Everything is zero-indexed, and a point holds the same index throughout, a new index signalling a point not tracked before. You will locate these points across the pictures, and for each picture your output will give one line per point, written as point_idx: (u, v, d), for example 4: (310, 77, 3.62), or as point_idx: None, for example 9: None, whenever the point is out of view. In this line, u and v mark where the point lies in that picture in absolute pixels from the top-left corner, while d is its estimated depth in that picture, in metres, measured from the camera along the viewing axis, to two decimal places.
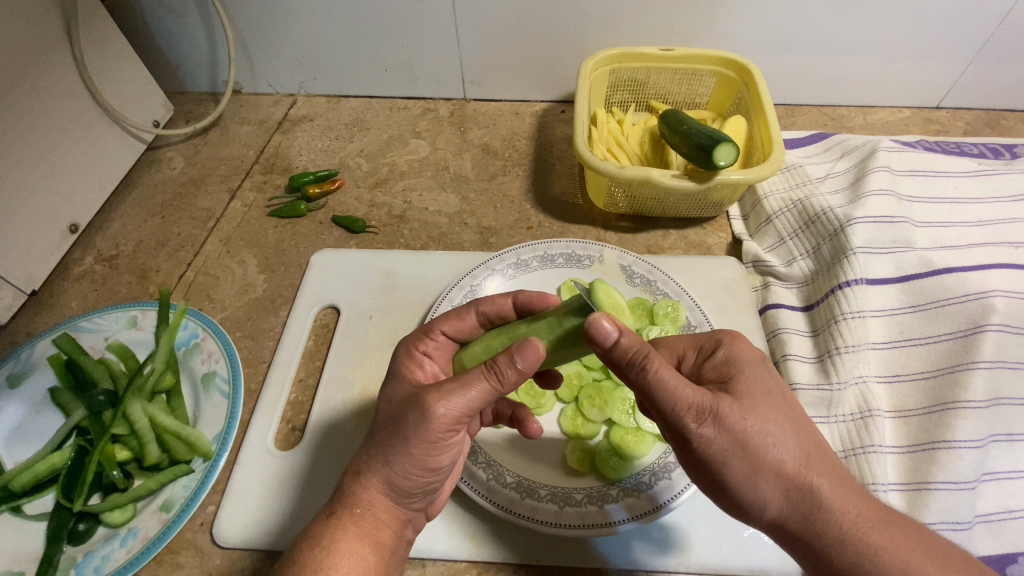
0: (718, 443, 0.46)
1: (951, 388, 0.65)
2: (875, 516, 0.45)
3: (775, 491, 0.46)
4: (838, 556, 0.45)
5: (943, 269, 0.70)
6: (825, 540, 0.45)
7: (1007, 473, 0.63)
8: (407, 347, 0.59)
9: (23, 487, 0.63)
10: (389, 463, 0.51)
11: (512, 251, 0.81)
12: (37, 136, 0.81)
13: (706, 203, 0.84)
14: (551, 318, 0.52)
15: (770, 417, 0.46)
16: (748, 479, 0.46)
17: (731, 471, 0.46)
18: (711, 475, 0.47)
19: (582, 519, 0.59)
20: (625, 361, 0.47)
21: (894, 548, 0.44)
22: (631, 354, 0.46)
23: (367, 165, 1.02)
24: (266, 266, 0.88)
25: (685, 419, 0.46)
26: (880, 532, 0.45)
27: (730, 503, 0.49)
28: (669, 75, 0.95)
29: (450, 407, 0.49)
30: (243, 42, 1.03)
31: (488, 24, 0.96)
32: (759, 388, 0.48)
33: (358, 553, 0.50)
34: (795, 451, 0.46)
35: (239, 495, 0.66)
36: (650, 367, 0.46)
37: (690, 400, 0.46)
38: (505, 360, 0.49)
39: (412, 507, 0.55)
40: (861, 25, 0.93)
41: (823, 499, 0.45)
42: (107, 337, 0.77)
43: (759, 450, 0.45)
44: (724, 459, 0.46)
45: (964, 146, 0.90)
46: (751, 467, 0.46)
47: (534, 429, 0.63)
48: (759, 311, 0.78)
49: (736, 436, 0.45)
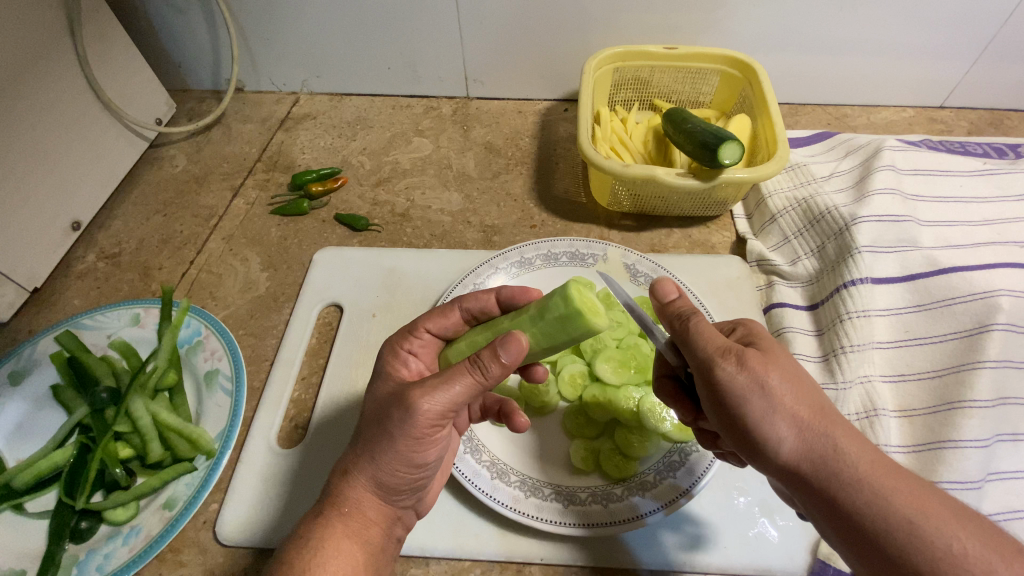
0: (740, 380, 0.46)
1: (957, 388, 0.64)
2: (890, 464, 0.44)
3: (790, 431, 0.45)
4: (851, 499, 0.43)
5: (948, 268, 0.70)
6: (838, 483, 0.43)
7: (1014, 472, 0.62)
8: (391, 347, 0.59)
9: (25, 485, 0.63)
10: (375, 461, 0.51)
11: (515, 250, 0.81)
12: (40, 133, 0.81)
13: (710, 202, 0.84)
14: (532, 311, 0.53)
15: (784, 366, 0.47)
16: (763, 416, 0.45)
17: (745, 408, 0.46)
18: (728, 415, 0.47)
19: (585, 518, 0.59)
20: (673, 314, 0.52)
21: (909, 495, 0.42)
22: (682, 309, 0.52)
23: (370, 163, 1.02)
24: (269, 264, 0.88)
25: (714, 356, 0.47)
26: (896, 478, 0.43)
27: (743, 446, 0.48)
28: (673, 74, 0.95)
29: (435, 403, 0.49)
30: (246, 40, 1.03)
31: (491, 22, 0.96)
32: (775, 345, 0.49)
33: (345, 553, 0.49)
34: (808, 396, 0.46)
35: (242, 493, 0.66)
36: (694, 316, 0.50)
37: (721, 342, 0.48)
38: (488, 355, 0.49)
39: (400, 505, 0.55)
40: (865, 24, 0.92)
41: (837, 443, 0.44)
42: (110, 334, 0.77)
43: (773, 390, 0.45)
44: (741, 395, 0.46)
45: (969, 146, 0.90)
46: (766, 405, 0.45)
47: (522, 422, 0.62)
48: (763, 310, 0.78)
49: (755, 376, 0.46)
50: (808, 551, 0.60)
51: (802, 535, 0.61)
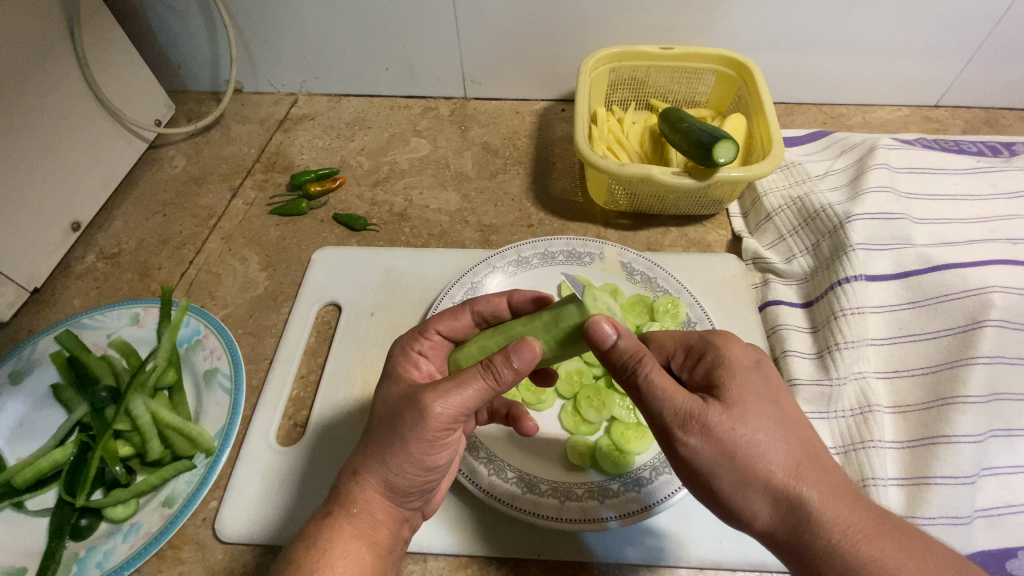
0: (706, 453, 0.46)
1: (950, 383, 0.65)
2: (864, 525, 0.44)
3: (762, 500, 0.46)
4: (828, 569, 0.44)
5: (942, 265, 0.70)
6: (815, 553, 0.44)
7: (1006, 467, 0.63)
8: (402, 347, 0.60)
9: (25, 483, 0.64)
10: (386, 462, 0.51)
11: (513, 248, 0.81)
12: (40, 134, 0.81)
13: (706, 200, 0.85)
14: (546, 317, 0.52)
15: (757, 425, 0.46)
16: (736, 489, 0.46)
17: (719, 480, 0.47)
18: (700, 483, 0.48)
19: (582, 514, 0.59)
20: (620, 363, 0.49)
21: (884, 561, 0.43)
22: (628, 355, 0.48)
23: (368, 163, 1.02)
24: (268, 264, 0.88)
25: (672, 426, 0.47)
26: (870, 544, 0.44)
27: (721, 512, 0.49)
28: (669, 73, 0.95)
29: (447, 406, 0.49)
30: (245, 41, 1.04)
31: (488, 23, 0.97)
32: (749, 395, 0.48)
33: (354, 553, 0.50)
34: (783, 459, 0.46)
35: (241, 490, 0.66)
36: (643, 370, 0.48)
37: (677, 408, 0.47)
38: (501, 359, 0.50)
39: (409, 506, 0.55)
40: (860, 24, 0.93)
41: (812, 511, 0.45)
42: (109, 334, 0.77)
43: (746, 459, 0.46)
44: (710, 468, 0.47)
45: (963, 144, 0.90)
46: (739, 478, 0.46)
47: (529, 426, 0.63)
48: (758, 308, 0.79)
49: (722, 444, 0.46)
50: None
51: None
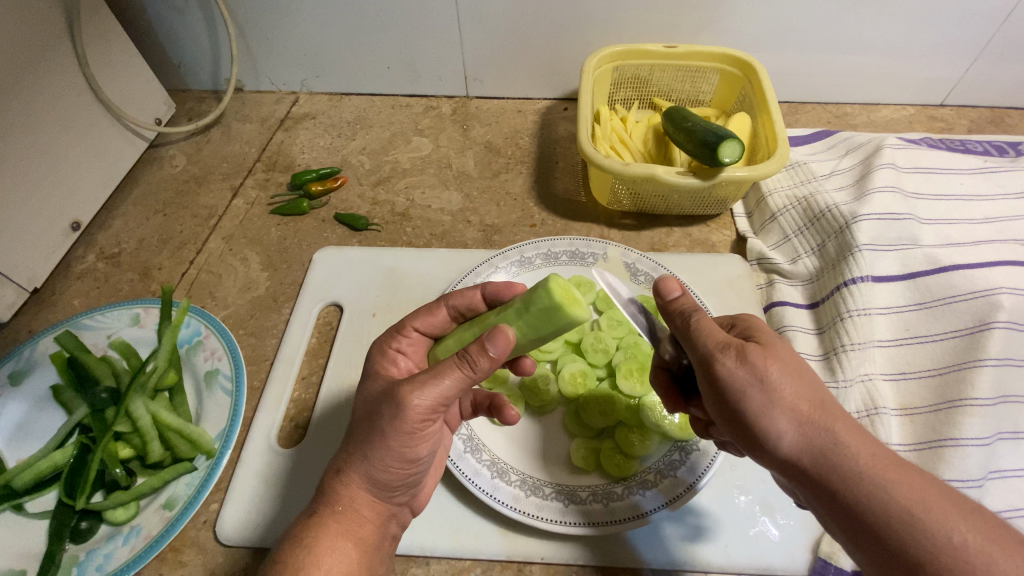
0: (740, 373, 0.46)
1: (958, 385, 0.64)
2: (890, 457, 0.43)
3: (790, 425, 0.45)
4: (855, 493, 0.43)
5: (949, 266, 0.70)
6: (842, 478, 0.43)
7: (1015, 470, 0.62)
8: (379, 347, 0.59)
9: (25, 485, 0.63)
10: (368, 458, 0.51)
11: (515, 249, 0.80)
12: (39, 133, 0.80)
13: (710, 200, 0.84)
14: (517, 304, 0.52)
15: (784, 359, 0.47)
16: (764, 410, 0.46)
17: (747, 403, 0.46)
18: (730, 411, 0.47)
19: (586, 517, 0.59)
20: (675, 311, 0.52)
21: (912, 487, 0.42)
22: (683, 306, 0.52)
23: (370, 162, 1.02)
24: (269, 264, 0.88)
25: (714, 350, 0.48)
26: (897, 471, 0.42)
27: (746, 439, 0.48)
28: (672, 72, 0.94)
29: (425, 397, 0.49)
30: (246, 39, 1.03)
31: (491, 21, 0.96)
32: (781, 340, 0.49)
33: (340, 552, 0.49)
34: (811, 390, 0.46)
35: (242, 492, 0.66)
36: (695, 315, 0.50)
37: (721, 337, 0.48)
38: (476, 349, 0.49)
39: (394, 501, 0.55)
40: (865, 22, 0.92)
41: (840, 435, 0.44)
42: (109, 334, 0.77)
43: (774, 384, 0.45)
44: (742, 390, 0.46)
45: (969, 144, 0.89)
46: (767, 400, 0.45)
47: (511, 414, 0.62)
48: (764, 309, 0.78)
49: (754, 367, 0.46)
50: (808, 549, 0.60)
51: (803, 534, 0.61)
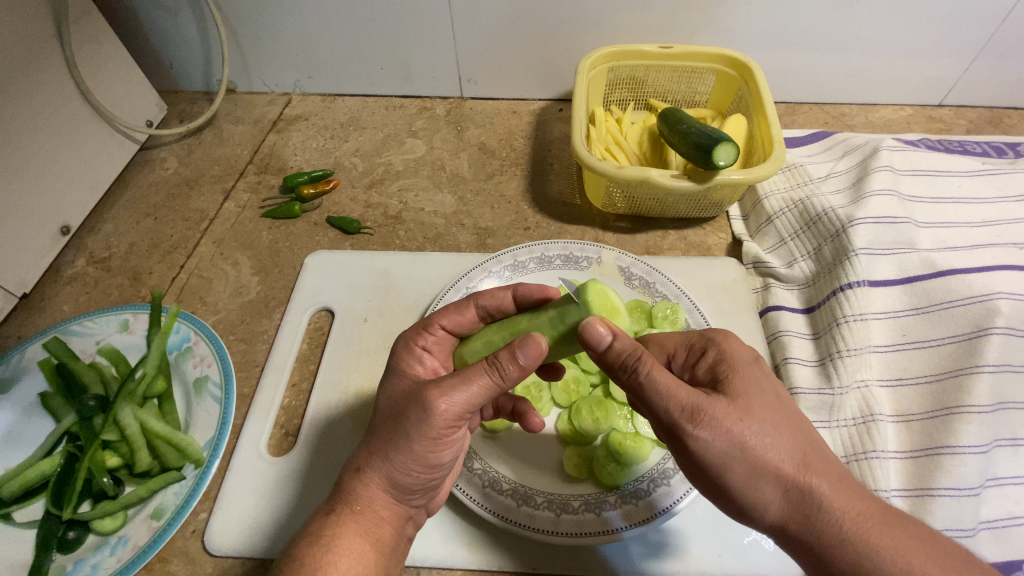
0: (716, 446, 0.44)
1: (955, 392, 0.63)
2: (873, 513, 0.44)
3: (773, 491, 0.45)
4: (838, 559, 0.43)
5: (947, 271, 0.69)
6: (826, 542, 0.44)
7: (1011, 478, 0.62)
8: (406, 343, 0.58)
9: (12, 494, 0.63)
10: (390, 460, 0.50)
11: (508, 253, 0.80)
12: (28, 137, 0.80)
13: (705, 202, 0.83)
14: (551, 312, 0.51)
15: (764, 417, 0.45)
16: (747, 481, 0.45)
17: (728, 473, 0.45)
18: (709, 478, 0.46)
19: (579, 528, 0.58)
20: (617, 364, 0.47)
21: (894, 547, 0.42)
22: (624, 357, 0.47)
23: (363, 165, 1.01)
24: (260, 268, 0.87)
25: (681, 421, 0.45)
26: (881, 532, 0.43)
27: (727, 506, 0.47)
28: (668, 73, 0.93)
29: (452, 403, 0.49)
30: (237, 41, 1.02)
31: (485, 22, 0.95)
32: (752, 387, 0.47)
33: (358, 552, 0.48)
34: (791, 450, 0.45)
35: (229, 503, 0.65)
36: (643, 369, 0.46)
37: (684, 403, 0.45)
38: (506, 356, 0.48)
39: (413, 504, 0.54)
40: (864, 22, 0.91)
41: (822, 501, 0.44)
42: (99, 341, 0.76)
43: (756, 451, 0.44)
44: (720, 461, 0.45)
45: (967, 145, 0.89)
46: (748, 469, 0.44)
47: (534, 422, 0.61)
48: (759, 313, 0.77)
49: (734, 437, 0.44)
50: None
51: None
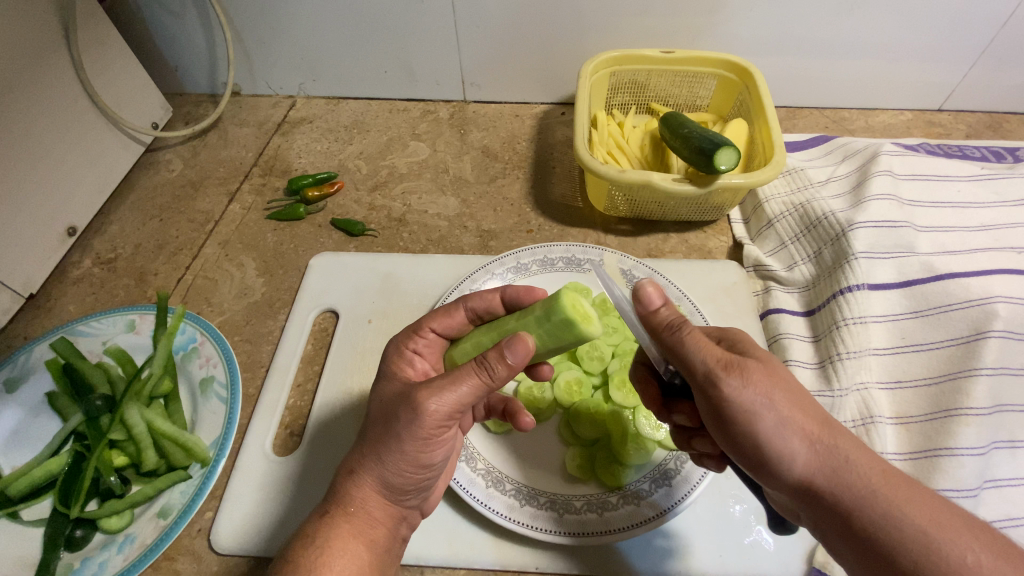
0: (746, 392, 0.45)
1: (953, 395, 0.64)
2: (898, 474, 0.44)
3: (800, 443, 0.45)
4: (867, 514, 0.42)
5: (946, 275, 0.70)
6: (850, 498, 0.43)
7: (1009, 479, 0.62)
8: (396, 346, 0.59)
9: (20, 493, 0.63)
10: (382, 461, 0.51)
11: (512, 255, 0.80)
12: (35, 139, 0.80)
13: (707, 206, 0.84)
14: (538, 312, 0.52)
15: (788, 376, 0.47)
16: (774, 430, 0.45)
17: (756, 421, 0.45)
18: (737, 430, 0.46)
19: (581, 528, 0.59)
20: (661, 326, 0.50)
21: (921, 502, 0.42)
22: (669, 320, 0.49)
23: (367, 167, 1.02)
24: (265, 269, 0.88)
25: (714, 368, 0.46)
26: (907, 488, 0.43)
27: (754, 463, 0.47)
28: (669, 77, 0.94)
29: (441, 403, 0.49)
30: (243, 44, 1.03)
31: (488, 26, 0.96)
32: (777, 354, 0.49)
33: (352, 553, 0.49)
34: (815, 407, 0.46)
35: (236, 501, 0.66)
36: (685, 327, 0.49)
37: (718, 354, 0.47)
38: (495, 356, 0.49)
39: (406, 504, 0.55)
40: (864, 27, 0.92)
41: (847, 456, 0.44)
42: (105, 341, 0.77)
43: (783, 401, 0.45)
44: (750, 408, 0.45)
45: (966, 150, 0.89)
46: (775, 417, 0.45)
47: (524, 421, 0.62)
48: (760, 315, 0.78)
49: (761, 387, 0.45)
50: (804, 557, 0.60)
51: (797, 544, 0.61)
